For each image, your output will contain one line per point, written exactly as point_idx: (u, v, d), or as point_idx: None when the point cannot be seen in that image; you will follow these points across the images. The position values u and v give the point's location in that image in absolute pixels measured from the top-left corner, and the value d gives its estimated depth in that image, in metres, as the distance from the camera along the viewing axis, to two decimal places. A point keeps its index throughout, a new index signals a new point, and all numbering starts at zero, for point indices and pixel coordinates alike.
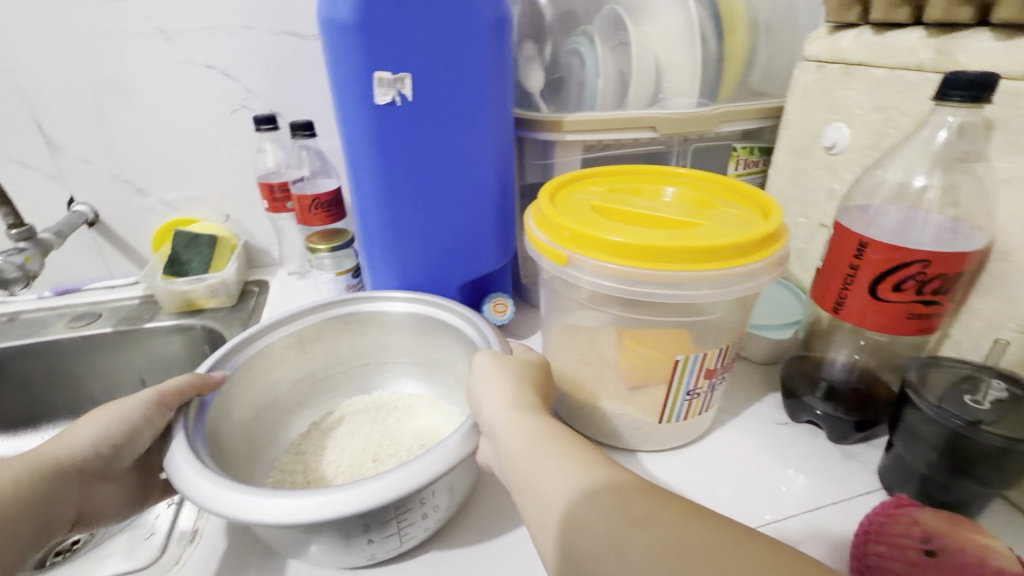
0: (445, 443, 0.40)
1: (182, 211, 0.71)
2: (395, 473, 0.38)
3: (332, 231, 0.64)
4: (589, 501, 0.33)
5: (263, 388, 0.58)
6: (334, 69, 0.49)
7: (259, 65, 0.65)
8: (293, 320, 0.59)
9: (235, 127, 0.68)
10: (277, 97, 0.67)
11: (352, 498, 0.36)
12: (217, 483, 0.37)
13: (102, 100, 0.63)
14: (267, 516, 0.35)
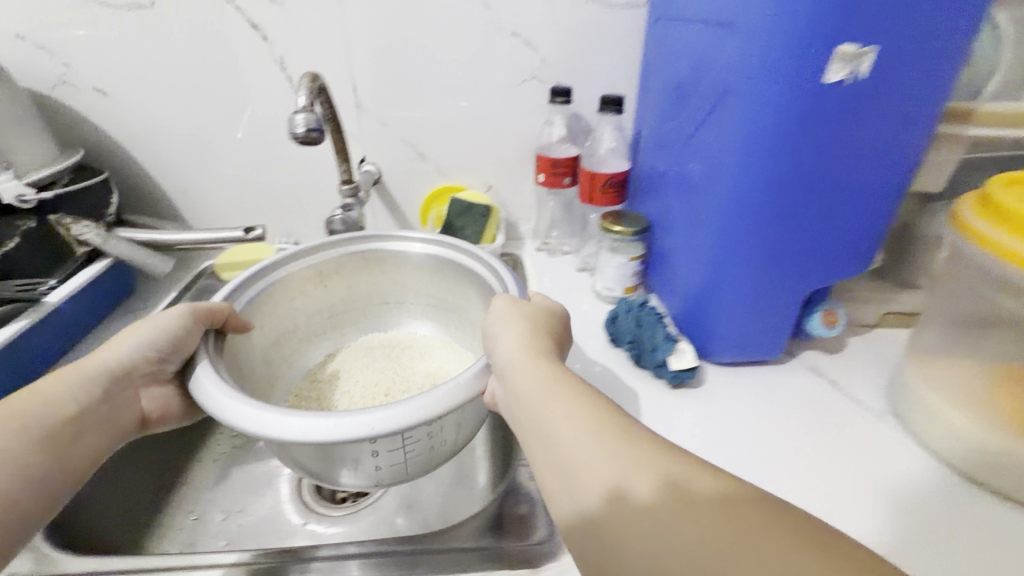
0: (455, 380, 0.39)
1: (451, 179, 0.70)
2: (430, 397, 0.38)
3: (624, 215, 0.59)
4: (631, 475, 0.30)
5: (286, 314, 0.56)
6: (775, 31, 0.38)
7: (563, 35, 0.61)
8: (327, 249, 0.57)
9: (521, 98, 0.65)
10: (571, 69, 0.63)
11: (386, 421, 0.36)
12: (247, 401, 0.37)
13: (408, 63, 0.63)
14: (316, 434, 0.35)
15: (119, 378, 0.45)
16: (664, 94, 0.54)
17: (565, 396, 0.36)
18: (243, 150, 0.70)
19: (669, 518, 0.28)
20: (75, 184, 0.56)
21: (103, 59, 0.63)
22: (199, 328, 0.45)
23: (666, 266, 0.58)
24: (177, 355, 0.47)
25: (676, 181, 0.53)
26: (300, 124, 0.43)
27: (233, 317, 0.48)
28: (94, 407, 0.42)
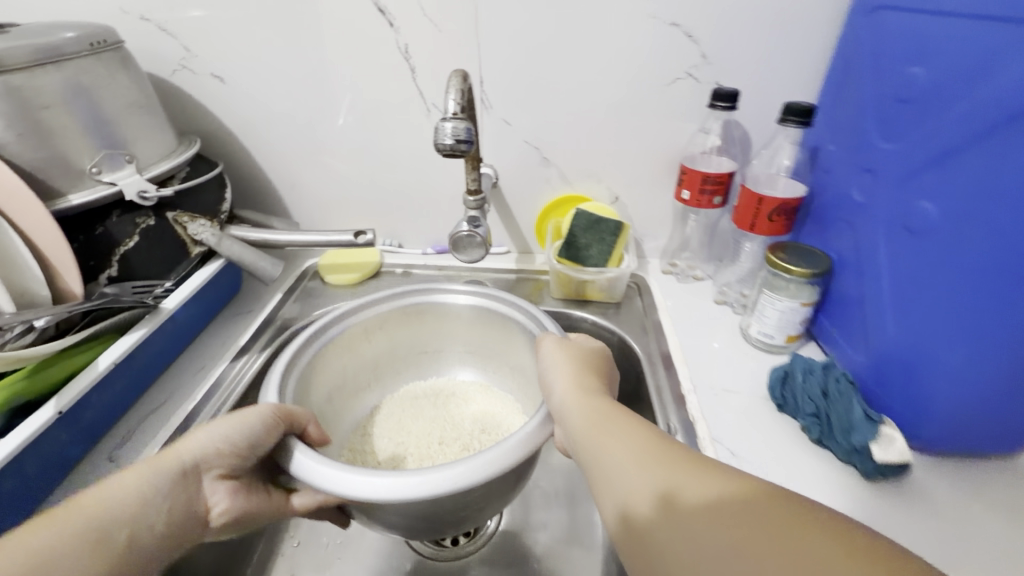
0: (520, 433, 0.38)
1: (576, 187, 0.69)
2: (487, 453, 0.36)
3: (799, 249, 0.49)
4: (639, 487, 0.31)
5: (334, 370, 0.55)
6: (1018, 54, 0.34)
7: (726, 30, 0.56)
8: (389, 298, 0.58)
9: (666, 99, 0.61)
10: (731, 69, 0.59)
11: (463, 475, 0.35)
12: (329, 463, 0.37)
13: (548, 59, 0.61)
14: (378, 491, 0.34)
15: (186, 474, 0.39)
16: (880, 116, 0.48)
17: (596, 413, 0.37)
18: (352, 138, 0.69)
19: (680, 525, 0.28)
20: (194, 180, 0.54)
21: (225, 46, 0.63)
22: (278, 427, 0.41)
23: (851, 314, 0.51)
24: (251, 453, 0.41)
25: (885, 216, 0.46)
26: (448, 134, 0.39)
27: (313, 425, 0.44)
28: (153, 508, 0.37)
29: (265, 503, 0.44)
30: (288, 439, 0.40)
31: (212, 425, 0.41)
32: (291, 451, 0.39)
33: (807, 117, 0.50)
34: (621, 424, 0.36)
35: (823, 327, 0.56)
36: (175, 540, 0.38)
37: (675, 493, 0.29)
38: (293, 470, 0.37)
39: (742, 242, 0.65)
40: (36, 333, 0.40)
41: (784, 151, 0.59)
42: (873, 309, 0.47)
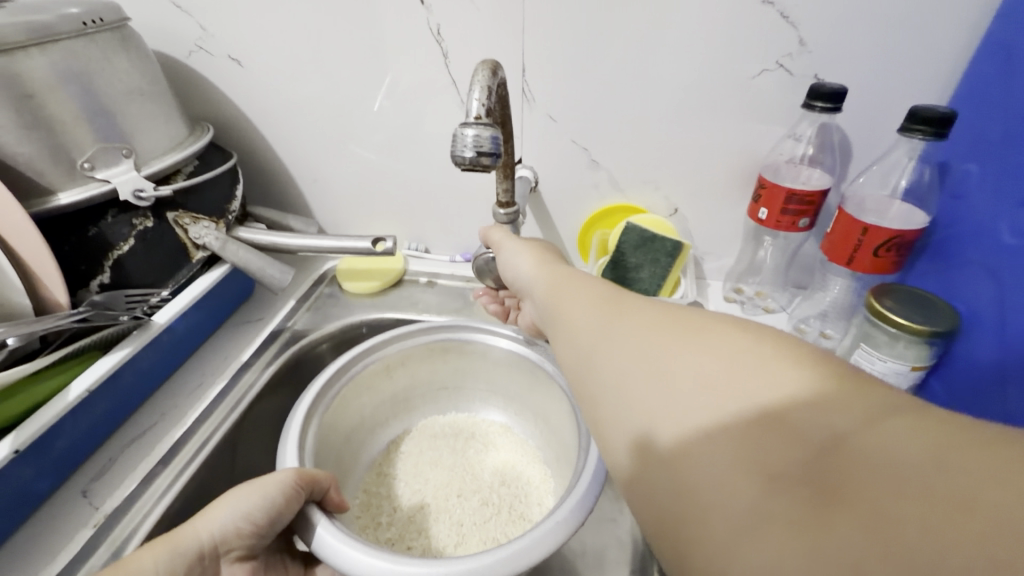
0: (552, 517, 0.36)
1: (629, 195, 0.61)
2: (511, 543, 0.35)
3: (903, 298, 0.42)
4: (645, 367, 0.27)
5: (354, 411, 0.55)
6: None
7: (830, 11, 0.46)
8: (413, 335, 0.56)
9: (747, 95, 0.52)
10: (834, 59, 0.48)
11: (493, 566, 0.34)
12: (356, 545, 0.36)
13: (606, 46, 0.52)
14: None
15: (204, 557, 0.37)
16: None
17: (601, 303, 0.34)
18: (378, 128, 0.63)
19: (693, 400, 0.24)
20: (199, 175, 0.53)
21: (242, 26, 0.58)
22: (299, 497, 0.39)
23: (986, 392, 0.41)
24: (273, 529, 0.40)
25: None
26: (468, 141, 0.34)
27: (333, 491, 0.42)
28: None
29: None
30: (309, 509, 0.39)
31: (233, 493, 0.39)
32: (318, 531, 0.37)
33: (943, 128, 0.41)
34: (629, 327, 0.30)
35: (937, 397, 0.47)
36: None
37: (685, 402, 0.25)
38: (319, 549, 0.36)
39: (828, 275, 0.58)
40: (15, 344, 0.40)
41: (903, 174, 0.49)
42: (1018, 387, 0.38)
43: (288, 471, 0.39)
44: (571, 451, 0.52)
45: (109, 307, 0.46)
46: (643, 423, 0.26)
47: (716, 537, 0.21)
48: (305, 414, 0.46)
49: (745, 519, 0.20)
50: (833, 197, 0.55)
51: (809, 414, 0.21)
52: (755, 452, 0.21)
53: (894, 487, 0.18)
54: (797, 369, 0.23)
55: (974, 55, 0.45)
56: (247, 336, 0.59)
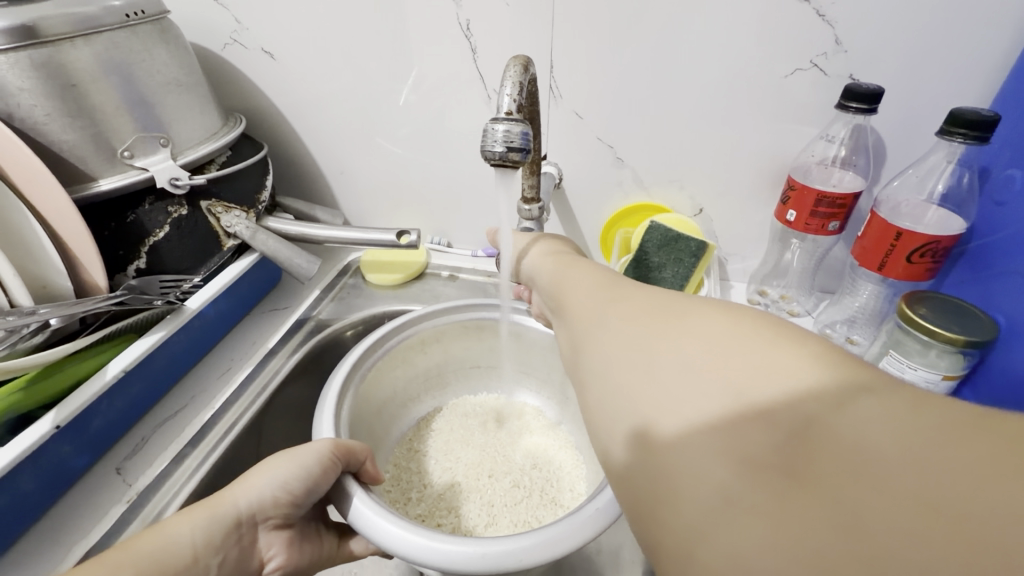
0: (592, 503, 0.35)
1: (654, 194, 0.60)
2: (552, 528, 0.34)
3: (942, 306, 0.41)
4: (631, 351, 0.25)
5: (388, 382, 0.56)
6: None
7: (870, 9, 0.45)
8: (449, 312, 0.57)
9: (779, 95, 0.51)
10: (871, 58, 0.47)
11: (532, 550, 0.33)
12: (393, 518, 0.35)
13: (635, 42, 0.52)
14: (436, 558, 0.33)
15: (242, 525, 0.39)
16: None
17: (603, 288, 0.32)
18: (405, 123, 0.64)
19: (679, 384, 0.22)
20: (231, 166, 0.54)
21: (275, 20, 0.59)
22: (334, 469, 0.40)
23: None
24: (309, 500, 0.41)
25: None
26: (499, 138, 0.34)
27: (369, 463, 0.42)
28: (208, 564, 0.36)
29: (317, 554, 0.44)
30: (345, 480, 0.40)
31: (269, 462, 0.40)
32: (352, 503, 0.37)
33: (987, 131, 0.40)
34: (628, 308, 0.28)
35: None
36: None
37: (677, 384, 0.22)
38: (353, 522, 0.36)
39: (858, 280, 0.56)
40: (57, 324, 0.41)
41: (943, 177, 0.47)
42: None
43: (325, 441, 0.40)
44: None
45: (144, 291, 0.47)
46: (638, 420, 0.23)
47: (687, 523, 0.19)
48: (345, 375, 0.48)
49: (724, 511, 0.18)
50: (867, 201, 0.54)
51: (805, 407, 0.19)
52: (742, 444, 0.19)
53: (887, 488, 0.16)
54: (799, 360, 0.21)
55: (1018, 59, 0.44)
56: (274, 323, 0.60)
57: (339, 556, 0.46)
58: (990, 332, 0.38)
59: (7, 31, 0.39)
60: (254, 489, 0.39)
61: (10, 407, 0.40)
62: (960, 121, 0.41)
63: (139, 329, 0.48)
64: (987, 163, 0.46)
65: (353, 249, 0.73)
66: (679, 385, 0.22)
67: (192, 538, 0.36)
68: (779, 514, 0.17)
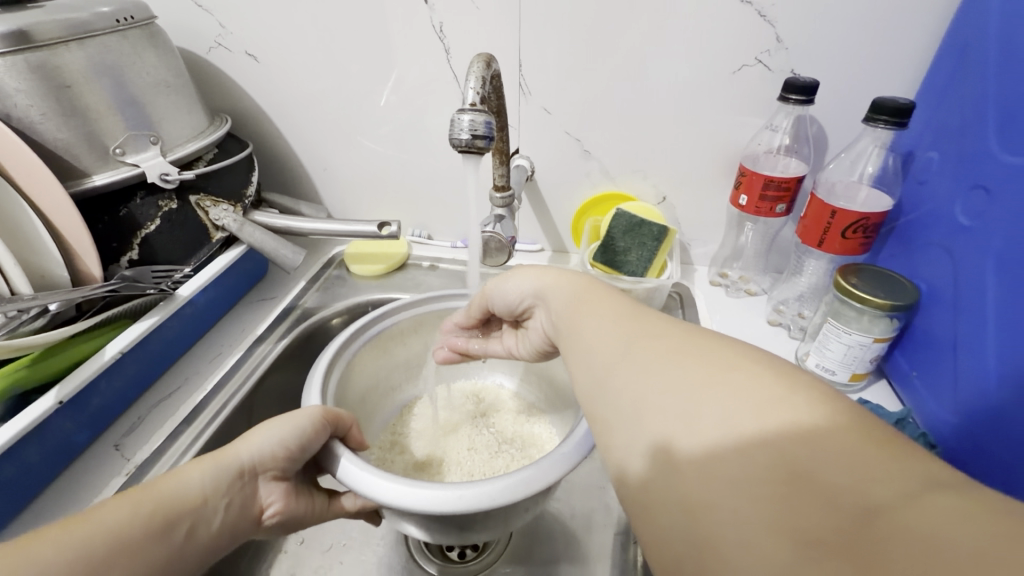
0: (557, 450, 0.38)
1: (619, 184, 0.64)
2: (521, 472, 0.36)
3: (867, 277, 0.46)
4: (665, 400, 0.26)
5: (372, 370, 0.57)
6: None
7: (808, 10, 0.49)
8: (428, 302, 0.58)
9: (729, 90, 0.55)
10: (810, 55, 0.52)
11: (503, 492, 0.35)
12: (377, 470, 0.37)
13: (596, 41, 0.55)
14: (418, 505, 0.35)
15: (245, 475, 0.41)
16: (1006, 118, 0.41)
17: (621, 314, 0.34)
18: (384, 122, 0.67)
19: (715, 438, 0.23)
20: (218, 162, 0.57)
21: (257, 24, 0.62)
22: (324, 432, 0.41)
23: (939, 359, 0.46)
24: (304, 457, 0.42)
25: (1000, 245, 0.41)
26: (465, 127, 0.38)
27: (355, 429, 0.44)
28: (216, 505, 0.39)
29: (310, 509, 0.46)
30: (334, 444, 0.41)
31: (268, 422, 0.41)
32: (337, 458, 0.39)
33: (904, 118, 0.45)
34: (646, 338, 0.30)
35: (899, 365, 0.52)
36: (230, 538, 0.40)
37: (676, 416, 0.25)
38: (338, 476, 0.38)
39: (805, 257, 0.60)
40: (56, 309, 0.44)
41: (871, 161, 0.52)
42: (968, 356, 0.43)
43: (315, 410, 0.41)
44: (571, 401, 0.53)
45: (137, 281, 0.50)
46: (642, 443, 0.26)
47: (677, 535, 0.23)
48: (329, 362, 0.49)
49: (724, 549, 0.21)
50: (808, 182, 0.59)
51: (831, 469, 0.20)
52: (777, 506, 0.20)
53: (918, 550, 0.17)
54: (788, 406, 0.23)
55: (935, 55, 0.49)
56: (260, 312, 0.63)
57: (329, 512, 0.47)
58: (909, 302, 0.44)
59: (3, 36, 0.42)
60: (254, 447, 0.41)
61: (13, 386, 0.43)
62: (883, 112, 0.46)
63: (134, 313, 0.51)
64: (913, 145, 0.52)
65: (336, 242, 0.76)
66: (703, 429, 0.24)
67: (202, 482, 0.39)
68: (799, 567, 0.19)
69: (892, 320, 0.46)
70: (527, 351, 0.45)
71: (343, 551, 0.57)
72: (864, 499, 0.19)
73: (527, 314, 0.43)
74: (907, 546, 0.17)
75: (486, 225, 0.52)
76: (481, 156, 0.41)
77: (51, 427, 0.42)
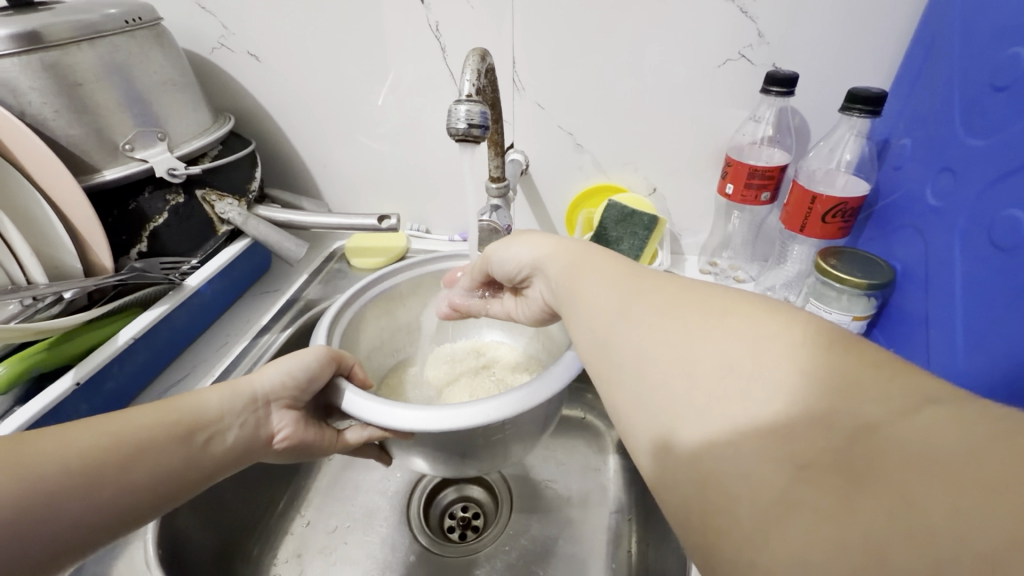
0: (547, 372, 0.41)
1: (611, 176, 0.66)
2: (516, 391, 0.39)
3: (846, 258, 0.48)
4: (663, 354, 0.27)
5: (373, 331, 0.59)
6: None
7: (790, 7, 0.52)
8: (425, 265, 0.61)
9: (715, 83, 0.57)
10: (791, 48, 0.54)
11: (500, 407, 0.38)
12: (384, 401, 0.39)
13: (587, 37, 0.57)
14: (422, 422, 0.37)
15: (258, 401, 0.44)
16: (968, 106, 0.44)
17: (610, 266, 0.35)
18: (383, 119, 0.68)
19: (716, 380, 0.24)
20: (223, 158, 0.59)
21: (258, 24, 0.64)
22: (330, 368, 0.44)
23: (913, 334, 0.48)
24: (312, 391, 0.45)
25: (964, 223, 0.44)
26: (461, 117, 0.40)
27: (359, 369, 0.47)
28: (230, 422, 0.42)
29: (320, 439, 0.48)
30: (338, 382, 0.44)
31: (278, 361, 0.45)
32: (347, 396, 0.41)
33: (877, 106, 0.47)
34: (643, 291, 0.31)
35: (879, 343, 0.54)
36: (242, 457, 0.43)
37: (676, 364, 0.26)
38: (347, 409, 0.40)
39: (790, 243, 0.63)
40: (70, 297, 0.47)
41: (848, 146, 0.54)
42: (938, 329, 0.45)
43: (319, 347, 0.45)
44: (567, 337, 0.55)
45: (147, 271, 0.51)
46: (653, 420, 0.26)
47: (682, 472, 0.23)
48: (331, 321, 0.52)
49: (726, 483, 0.22)
50: (791, 171, 0.61)
51: (836, 402, 0.21)
52: (774, 432, 0.21)
53: (922, 463, 0.18)
54: (785, 338, 0.24)
55: (907, 49, 0.51)
56: (266, 304, 0.64)
57: (337, 445, 0.49)
58: (884, 281, 0.45)
59: (15, 37, 0.44)
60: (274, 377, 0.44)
61: (34, 365, 0.44)
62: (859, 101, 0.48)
63: (144, 305, 0.53)
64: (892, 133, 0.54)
65: (336, 237, 0.77)
66: (705, 368, 0.25)
67: (219, 402, 0.42)
68: (803, 485, 0.20)
69: (869, 299, 0.49)
70: (525, 315, 0.47)
71: (347, 532, 0.58)
72: (869, 423, 0.20)
73: (526, 282, 0.45)
74: (900, 459, 0.19)
75: (483, 214, 0.54)
76: (476, 146, 0.43)
77: (67, 409, 0.44)
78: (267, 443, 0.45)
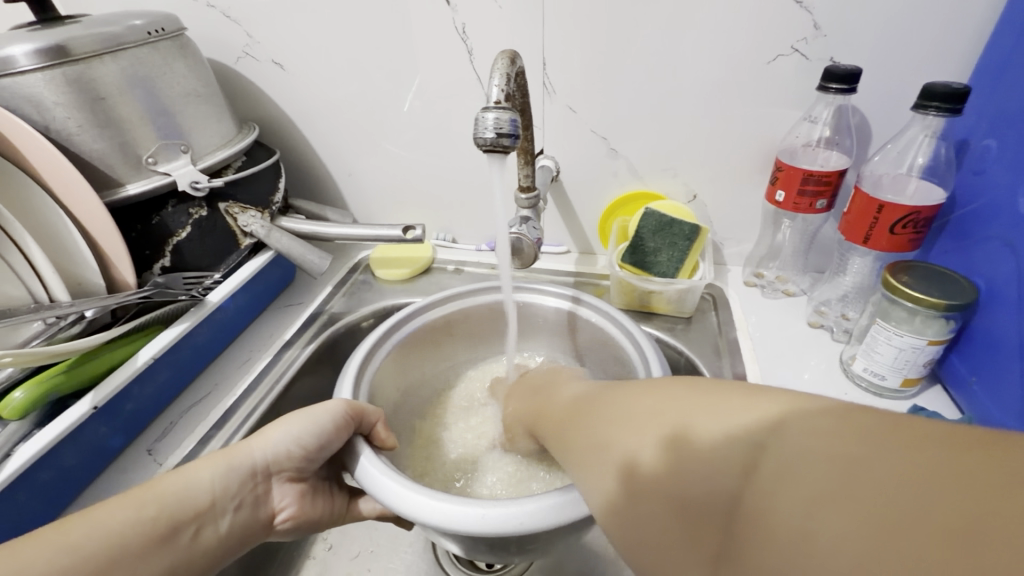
0: None
1: (648, 183, 0.63)
2: (557, 495, 0.36)
3: (914, 276, 0.45)
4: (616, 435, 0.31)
5: (412, 366, 0.59)
6: None
7: None
8: (472, 294, 0.60)
9: (763, 83, 0.54)
10: (849, 39, 0.50)
11: (535, 517, 0.35)
12: (413, 490, 0.37)
13: (624, 33, 0.54)
14: (389, 498, 0.37)
15: (257, 475, 0.44)
16: None
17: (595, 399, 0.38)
18: (409, 127, 0.67)
19: (669, 473, 0.26)
20: (246, 169, 0.59)
21: (284, 32, 0.63)
22: (346, 427, 0.44)
23: (1002, 364, 0.44)
24: (320, 456, 0.45)
25: None
26: (489, 125, 0.38)
27: (379, 426, 0.46)
28: (223, 508, 0.42)
29: (327, 509, 0.49)
30: (355, 440, 0.43)
31: (287, 417, 0.45)
32: (368, 473, 0.39)
33: (958, 103, 0.43)
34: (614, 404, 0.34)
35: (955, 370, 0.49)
36: (241, 539, 0.43)
37: (637, 469, 0.28)
38: (371, 491, 0.38)
39: (849, 255, 0.58)
40: (91, 315, 0.49)
41: (921, 151, 0.50)
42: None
43: (333, 401, 0.44)
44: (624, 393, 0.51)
45: (169, 287, 0.53)
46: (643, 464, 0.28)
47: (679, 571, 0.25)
48: (361, 360, 0.50)
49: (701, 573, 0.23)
50: (851, 176, 0.58)
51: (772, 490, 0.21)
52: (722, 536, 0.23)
53: (814, 487, 0.20)
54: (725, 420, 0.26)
55: (992, 33, 0.47)
56: (290, 318, 0.65)
57: (348, 515, 0.51)
58: (964, 301, 0.42)
59: (43, 52, 0.44)
60: (280, 445, 0.44)
61: (52, 389, 0.45)
62: (926, 97, 0.45)
63: (165, 321, 0.54)
64: (967, 128, 0.50)
65: (363, 247, 0.77)
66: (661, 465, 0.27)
67: (212, 482, 0.42)
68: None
69: (946, 321, 0.45)
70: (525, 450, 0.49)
71: (371, 557, 0.59)
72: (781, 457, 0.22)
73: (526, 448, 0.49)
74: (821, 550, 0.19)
75: (512, 226, 0.51)
76: (506, 156, 0.41)
77: (87, 431, 0.45)
78: (269, 523, 0.46)
